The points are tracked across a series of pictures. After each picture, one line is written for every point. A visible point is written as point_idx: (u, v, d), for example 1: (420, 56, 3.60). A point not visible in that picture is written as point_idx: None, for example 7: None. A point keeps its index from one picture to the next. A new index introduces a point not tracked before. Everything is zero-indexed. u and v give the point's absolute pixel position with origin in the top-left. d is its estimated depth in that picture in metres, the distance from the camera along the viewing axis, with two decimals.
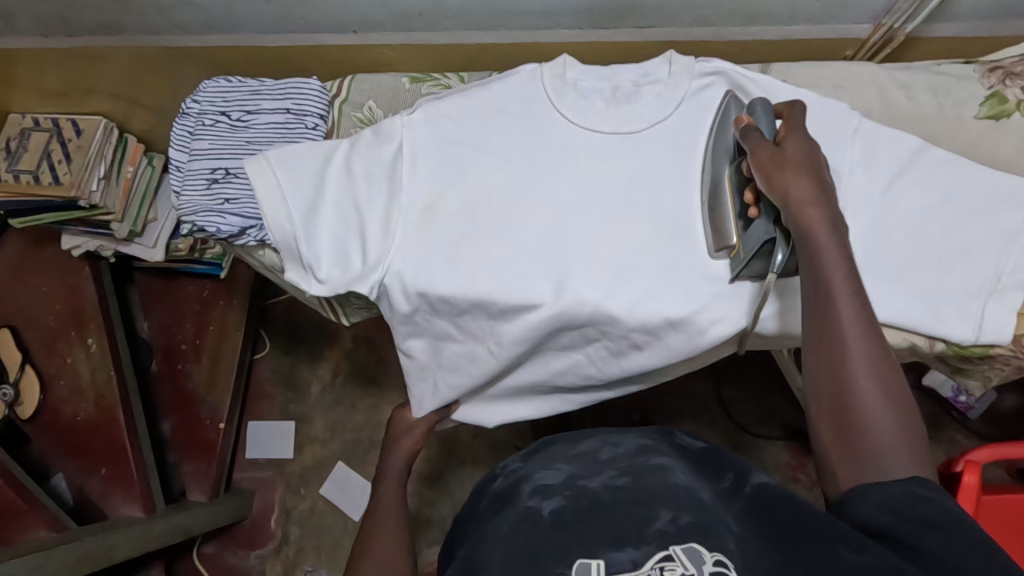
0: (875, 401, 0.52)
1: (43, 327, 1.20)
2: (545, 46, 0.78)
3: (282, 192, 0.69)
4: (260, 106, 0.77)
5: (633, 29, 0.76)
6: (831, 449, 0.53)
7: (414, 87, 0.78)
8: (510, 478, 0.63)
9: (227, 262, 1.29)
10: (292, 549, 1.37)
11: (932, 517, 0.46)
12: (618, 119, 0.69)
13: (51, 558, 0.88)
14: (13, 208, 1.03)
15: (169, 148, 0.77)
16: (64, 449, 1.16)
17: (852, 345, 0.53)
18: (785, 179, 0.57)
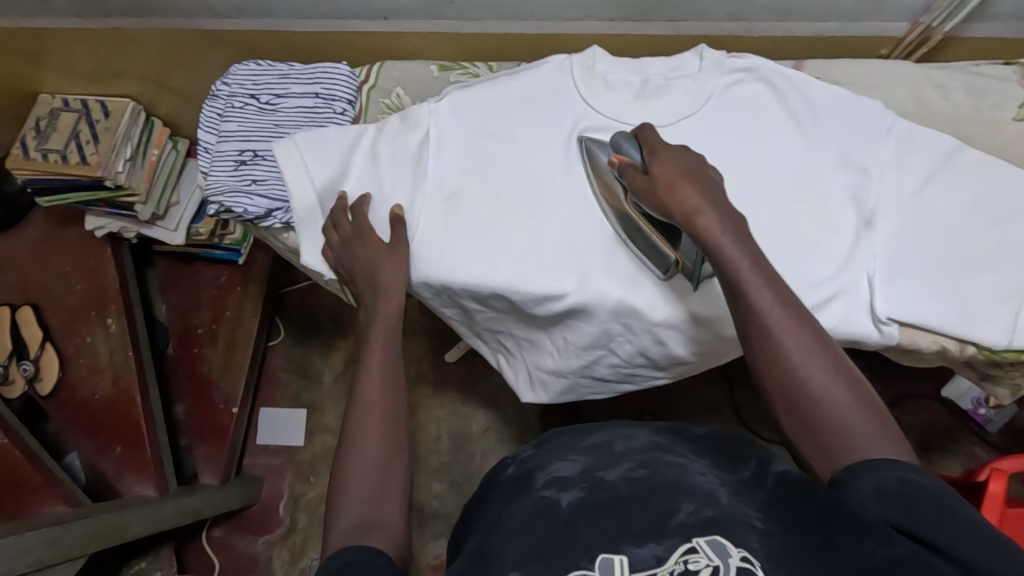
0: (822, 388, 0.54)
1: (64, 307, 1.22)
2: (575, 38, 0.78)
3: (309, 173, 0.69)
4: (289, 90, 0.77)
5: (664, 22, 0.75)
6: (805, 445, 0.54)
7: (443, 76, 0.79)
8: (522, 466, 0.63)
9: (245, 247, 1.32)
10: (299, 536, 1.38)
11: (935, 505, 0.46)
12: (646, 111, 0.69)
13: (67, 533, 0.89)
14: (40, 187, 1.04)
15: (198, 130, 0.78)
16: (82, 427, 1.17)
17: (786, 341, 0.55)
18: (683, 193, 0.58)
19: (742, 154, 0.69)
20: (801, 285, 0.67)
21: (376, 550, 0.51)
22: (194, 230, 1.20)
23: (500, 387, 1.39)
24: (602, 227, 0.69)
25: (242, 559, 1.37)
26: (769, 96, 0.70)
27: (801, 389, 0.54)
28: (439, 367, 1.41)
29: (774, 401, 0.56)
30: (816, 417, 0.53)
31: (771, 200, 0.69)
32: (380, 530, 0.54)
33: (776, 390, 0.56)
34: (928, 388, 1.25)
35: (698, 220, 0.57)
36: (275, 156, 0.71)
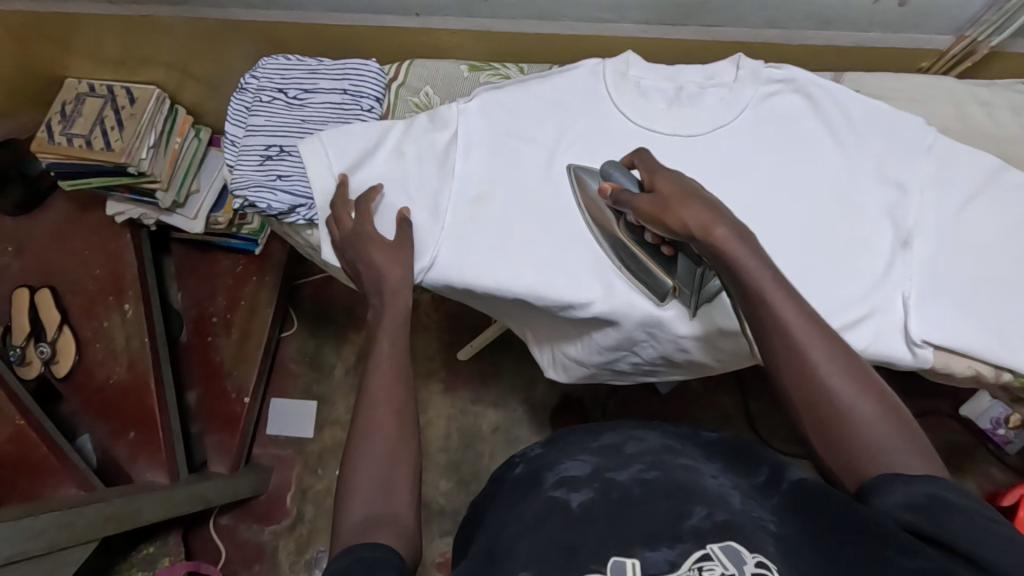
0: (852, 398, 0.51)
1: (82, 291, 1.23)
2: (609, 40, 0.77)
3: (330, 166, 0.69)
4: (317, 86, 0.77)
5: (700, 27, 0.74)
6: (833, 458, 0.52)
7: (473, 76, 0.78)
8: (531, 465, 0.62)
9: (262, 238, 1.33)
10: (306, 528, 1.38)
11: (970, 519, 0.43)
12: (679, 119, 0.68)
13: (80, 516, 0.89)
14: (63, 170, 1.05)
15: (226, 122, 0.77)
16: (96, 411, 1.18)
17: (811, 352, 0.52)
18: (680, 211, 0.54)
19: (774, 165, 0.68)
20: (830, 303, 0.66)
21: (387, 545, 0.51)
22: (212, 219, 1.21)
23: (511, 387, 1.39)
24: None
25: (248, 547, 1.38)
26: (806, 108, 0.69)
27: (827, 401, 0.52)
28: (451, 364, 1.41)
29: (799, 413, 0.54)
30: (843, 429, 0.51)
31: (801, 213, 0.68)
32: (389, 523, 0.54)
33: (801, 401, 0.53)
34: (946, 406, 1.23)
35: (703, 230, 0.53)
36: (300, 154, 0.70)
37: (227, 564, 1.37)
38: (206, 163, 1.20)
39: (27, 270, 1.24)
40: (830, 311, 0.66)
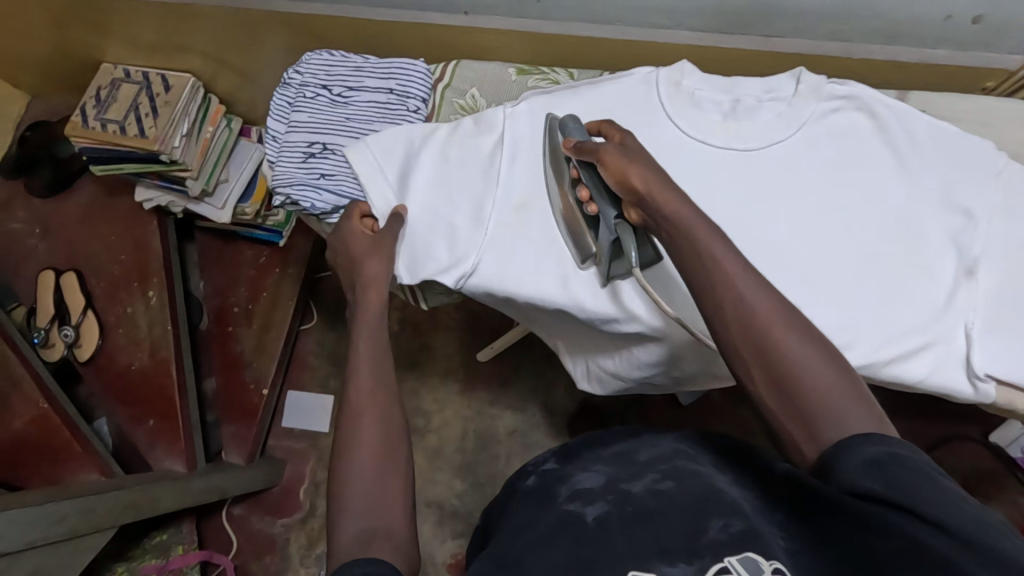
0: (801, 352, 0.48)
1: (107, 276, 1.23)
2: (663, 47, 0.75)
3: (378, 169, 0.70)
4: (363, 83, 0.77)
5: (758, 37, 0.72)
6: (781, 415, 0.48)
7: (521, 79, 0.77)
8: (544, 478, 0.61)
9: (287, 230, 1.32)
10: (317, 522, 1.38)
11: (931, 482, 0.41)
12: (736, 134, 0.66)
13: (101, 503, 0.89)
14: (96, 155, 1.05)
15: (268, 117, 0.78)
16: (116, 396, 1.18)
17: (757, 302, 0.49)
18: (632, 174, 0.55)
19: (827, 186, 0.67)
20: (886, 332, 0.64)
21: (386, 561, 0.50)
22: (240, 209, 1.20)
23: (530, 391, 1.38)
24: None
25: (259, 539, 1.38)
26: (866, 128, 0.68)
27: (771, 353, 0.48)
28: (470, 365, 1.40)
29: (748, 371, 0.49)
30: (796, 388, 0.47)
31: (855, 236, 0.66)
32: (383, 538, 0.53)
33: (749, 359, 0.49)
34: (976, 432, 1.21)
35: (658, 194, 0.54)
36: (344, 153, 0.72)
37: (238, 554, 1.37)
38: (236, 153, 1.20)
39: (52, 253, 1.25)
40: (886, 340, 0.64)
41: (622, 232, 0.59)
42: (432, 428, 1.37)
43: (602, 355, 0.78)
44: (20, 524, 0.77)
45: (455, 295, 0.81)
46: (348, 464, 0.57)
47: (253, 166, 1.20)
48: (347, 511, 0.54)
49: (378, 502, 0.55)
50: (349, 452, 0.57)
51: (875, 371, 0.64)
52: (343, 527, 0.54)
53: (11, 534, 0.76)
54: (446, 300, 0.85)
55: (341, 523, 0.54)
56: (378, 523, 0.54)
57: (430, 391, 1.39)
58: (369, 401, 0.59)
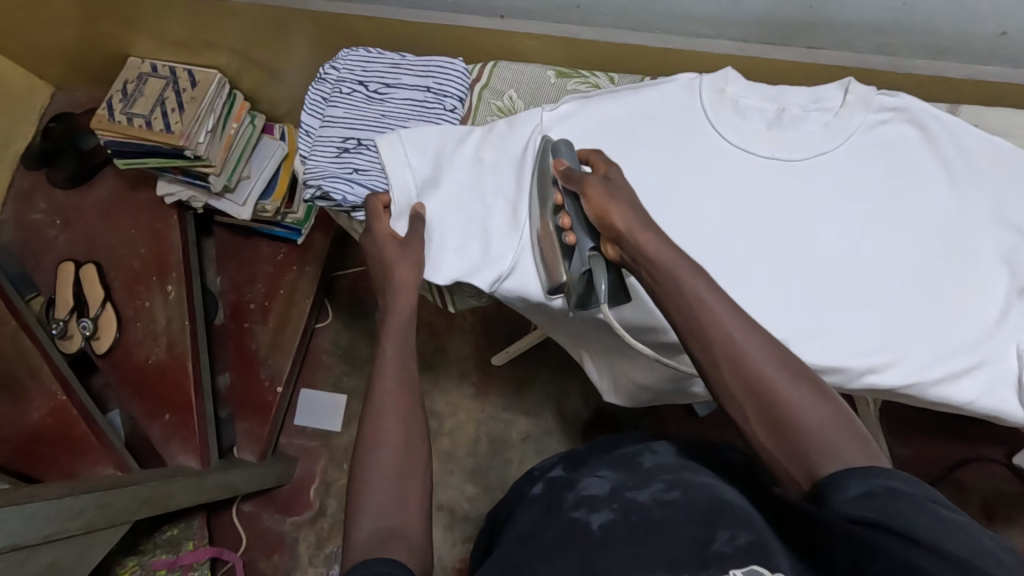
0: (793, 389, 0.48)
1: (126, 269, 1.23)
2: (701, 56, 0.74)
3: (409, 167, 0.70)
4: (400, 81, 0.78)
5: (803, 48, 0.72)
6: (780, 454, 0.48)
7: (560, 82, 0.78)
8: (550, 485, 0.64)
9: (305, 228, 1.31)
10: (327, 522, 1.37)
11: (930, 512, 0.39)
12: (778, 144, 0.66)
13: (119, 498, 0.89)
14: (121, 149, 1.05)
15: (302, 112, 0.79)
16: (133, 390, 1.17)
17: (744, 340, 0.50)
18: (612, 211, 0.57)
19: (873, 199, 0.66)
20: (935, 350, 0.63)
21: (401, 562, 0.50)
22: (261, 206, 1.20)
23: (544, 397, 1.36)
24: (726, 259, 0.66)
25: (268, 536, 1.37)
26: (914, 140, 0.67)
27: (764, 391, 0.48)
28: (485, 368, 1.40)
29: (742, 411, 0.49)
30: (787, 422, 0.47)
31: (902, 251, 0.65)
32: (401, 540, 0.53)
33: (737, 393, 0.49)
34: (1000, 454, 1.19)
35: (637, 235, 0.55)
36: (376, 146, 0.72)
37: (247, 551, 1.37)
38: (259, 150, 1.19)
39: (72, 244, 1.25)
40: (938, 358, 0.63)
41: (594, 263, 0.61)
42: (445, 431, 1.37)
43: (632, 369, 0.79)
44: (38, 519, 0.76)
45: (484, 298, 0.81)
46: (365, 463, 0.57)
47: (275, 163, 1.19)
48: (363, 509, 0.54)
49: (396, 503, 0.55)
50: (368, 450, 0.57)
51: (922, 389, 0.63)
52: (359, 525, 0.54)
53: (29, 527, 0.75)
54: (473, 304, 0.85)
55: (357, 520, 0.54)
56: (393, 523, 0.54)
57: (444, 393, 1.38)
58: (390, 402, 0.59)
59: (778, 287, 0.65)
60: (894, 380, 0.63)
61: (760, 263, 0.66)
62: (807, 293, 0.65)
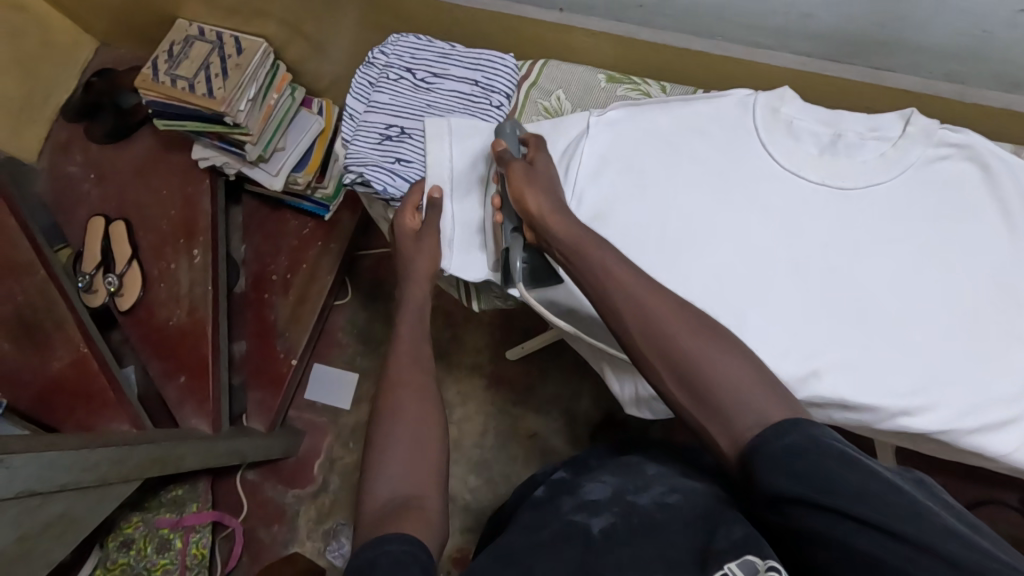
0: (704, 351, 0.53)
1: (156, 231, 1.24)
2: (760, 68, 0.74)
3: (451, 158, 0.76)
4: (448, 72, 0.81)
5: (869, 69, 0.71)
6: (697, 414, 0.52)
7: (610, 87, 0.80)
8: (553, 488, 0.61)
9: (333, 205, 1.31)
10: (328, 498, 1.38)
11: (848, 468, 0.42)
12: (830, 170, 0.66)
13: (133, 455, 0.90)
14: (162, 110, 1.05)
15: (348, 95, 0.83)
16: (152, 350, 1.18)
17: (660, 310, 0.55)
18: (526, 196, 0.65)
19: (922, 235, 0.65)
20: (973, 399, 0.62)
21: (416, 538, 0.51)
22: (293, 177, 1.20)
23: (556, 396, 1.36)
24: (767, 282, 0.66)
25: (269, 506, 1.38)
26: (974, 177, 0.66)
27: (677, 356, 0.53)
28: (499, 361, 1.39)
29: (660, 377, 0.55)
30: (708, 390, 0.51)
31: (950, 290, 0.64)
32: (418, 510, 0.54)
33: (664, 367, 0.54)
34: (1013, 498, 1.16)
35: (546, 216, 0.64)
36: (424, 137, 0.77)
37: (248, 518, 1.38)
38: (295, 122, 1.19)
39: (104, 199, 1.27)
40: (977, 406, 0.62)
41: (510, 241, 0.71)
42: (452, 420, 1.37)
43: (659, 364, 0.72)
44: (55, 467, 0.77)
45: (509, 299, 0.83)
46: (387, 432, 0.61)
47: (310, 139, 1.20)
48: (380, 476, 0.58)
49: (414, 468, 0.59)
50: (390, 423, 0.61)
51: (955, 437, 0.63)
52: (375, 494, 0.56)
53: (46, 475, 0.76)
54: (497, 305, 0.86)
55: (372, 487, 0.57)
56: (409, 491, 0.57)
57: (455, 382, 1.38)
58: (407, 377, 0.66)
59: (817, 317, 0.65)
60: (928, 425, 0.63)
61: (798, 291, 0.66)
62: (851, 322, 0.64)
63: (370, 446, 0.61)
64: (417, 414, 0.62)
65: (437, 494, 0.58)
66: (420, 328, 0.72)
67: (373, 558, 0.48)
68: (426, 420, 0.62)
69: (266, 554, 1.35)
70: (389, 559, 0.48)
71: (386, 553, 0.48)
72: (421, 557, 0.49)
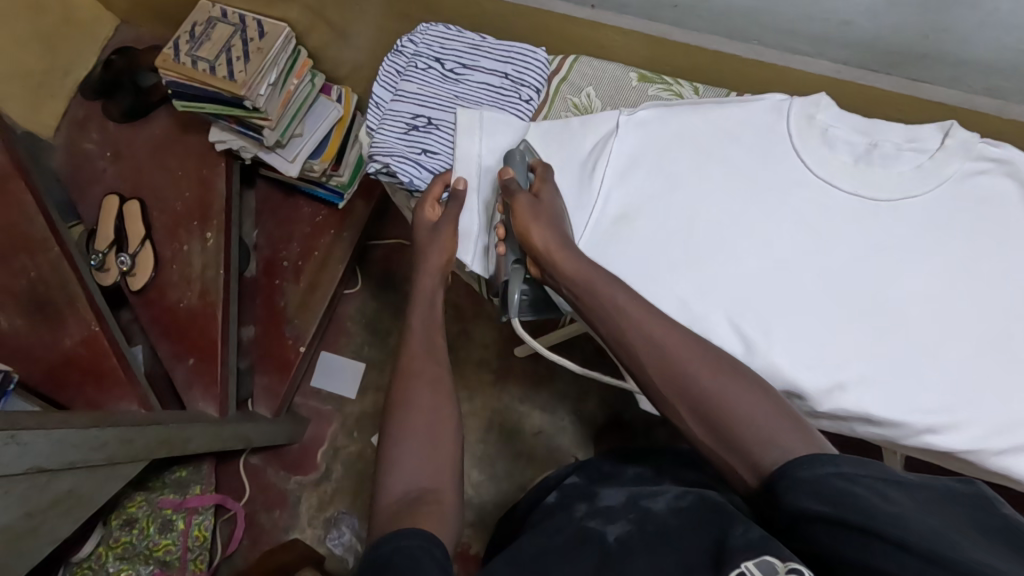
0: (725, 388, 0.53)
1: (170, 211, 1.23)
2: (793, 74, 0.76)
3: (480, 152, 0.75)
4: (478, 63, 0.81)
5: (906, 79, 0.72)
6: (722, 452, 0.52)
7: (641, 86, 0.80)
8: (563, 495, 0.66)
9: (348, 193, 1.30)
10: (330, 486, 1.38)
11: (876, 494, 0.41)
12: (864, 179, 0.65)
13: (141, 436, 0.90)
14: (182, 91, 1.04)
15: (375, 83, 0.83)
16: (162, 330, 1.18)
17: (676, 347, 0.56)
18: (531, 235, 0.65)
19: (955, 250, 0.64)
20: (1005, 420, 0.61)
21: (430, 534, 0.50)
22: (310, 164, 1.20)
23: (563, 395, 1.35)
24: (793, 291, 0.66)
25: (271, 492, 1.39)
26: (1013, 195, 0.64)
27: (698, 392, 0.53)
28: (507, 357, 1.39)
29: (681, 416, 0.55)
30: (728, 427, 0.51)
31: (984, 308, 0.63)
32: (433, 506, 0.54)
33: (680, 402, 0.54)
34: None
35: (551, 251, 0.64)
36: (453, 128, 0.77)
37: (250, 502, 1.39)
38: (315, 109, 1.18)
39: (120, 178, 1.26)
40: (1004, 428, 0.61)
41: (511, 274, 0.72)
42: None
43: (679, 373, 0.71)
44: (65, 445, 0.77)
45: None
46: (402, 427, 0.61)
47: (329, 125, 1.19)
48: (395, 468, 0.58)
49: (427, 460, 0.59)
50: (403, 417, 0.61)
51: (982, 457, 0.62)
52: (389, 488, 0.57)
53: (56, 452, 0.76)
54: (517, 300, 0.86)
55: (387, 480, 0.58)
56: (425, 485, 0.57)
57: (462, 376, 1.38)
58: (419, 368, 0.65)
59: (845, 330, 0.64)
60: (957, 443, 0.62)
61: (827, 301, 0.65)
62: (878, 335, 0.64)
63: (384, 440, 0.61)
64: (430, 407, 0.62)
65: (449, 491, 0.58)
66: (432, 319, 0.71)
67: (389, 554, 0.48)
68: (438, 417, 0.62)
69: (266, 539, 1.36)
70: (405, 556, 0.48)
71: (399, 549, 0.48)
72: (436, 552, 0.49)
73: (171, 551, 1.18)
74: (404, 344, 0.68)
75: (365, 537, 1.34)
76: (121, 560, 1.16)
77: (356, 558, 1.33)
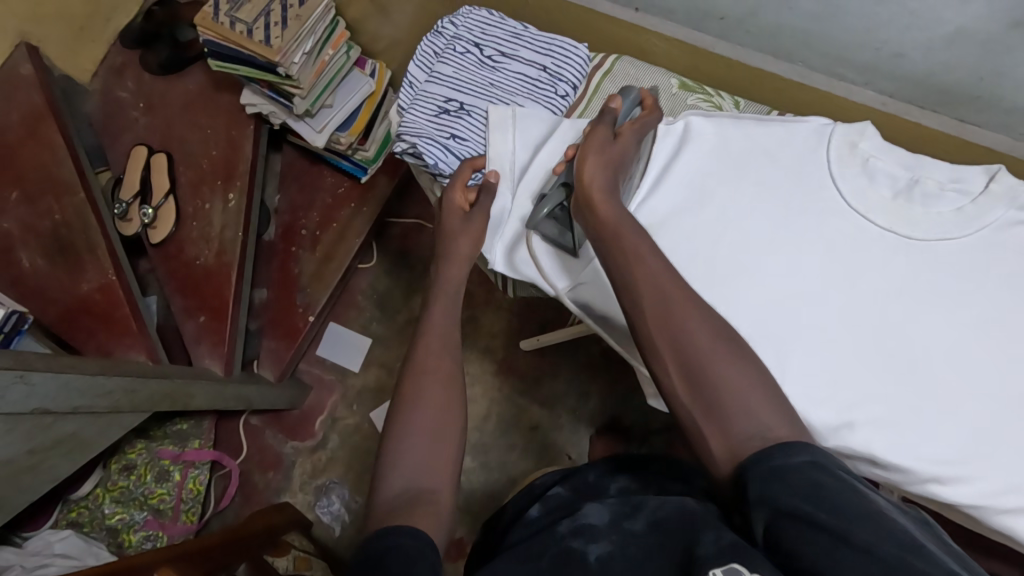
0: (716, 356, 0.54)
1: (196, 168, 1.24)
2: (837, 101, 0.75)
3: (516, 140, 0.74)
4: (517, 53, 0.80)
5: (952, 118, 0.70)
6: (698, 415, 0.53)
7: (682, 94, 0.78)
8: (549, 509, 0.70)
9: (371, 167, 1.29)
10: (325, 455, 1.40)
11: (851, 488, 0.43)
12: (900, 216, 0.64)
13: (143, 388, 0.90)
14: (219, 51, 1.04)
15: (411, 62, 0.81)
16: (178, 285, 1.19)
17: (672, 297, 0.56)
18: (586, 165, 0.63)
19: (985, 299, 0.62)
20: (1014, 478, 0.60)
21: (425, 534, 0.52)
22: (336, 137, 1.19)
23: (564, 393, 1.34)
24: (811, 323, 0.64)
25: (268, 453, 1.41)
26: None
27: (690, 353, 0.54)
28: (512, 349, 1.38)
29: (670, 378, 0.55)
30: (712, 393, 0.53)
31: (1007, 364, 0.61)
32: (426, 508, 0.56)
33: (671, 361, 0.55)
34: None
35: (593, 190, 0.61)
36: (487, 118, 0.75)
37: (246, 461, 1.42)
38: (348, 81, 1.18)
39: (150, 129, 1.27)
40: (1014, 488, 0.60)
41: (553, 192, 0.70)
42: None
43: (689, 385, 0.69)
44: (70, 390, 0.78)
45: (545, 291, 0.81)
46: (399, 423, 0.61)
47: (360, 99, 1.19)
48: (393, 467, 0.59)
49: (422, 459, 0.59)
50: (405, 413, 0.62)
51: (985, 515, 0.60)
52: (384, 485, 0.58)
53: (59, 396, 0.77)
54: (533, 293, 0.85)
55: (383, 481, 0.58)
56: (421, 485, 0.58)
57: (465, 360, 1.39)
58: (424, 363, 0.65)
59: (862, 367, 0.63)
60: (963, 497, 0.60)
61: (846, 328, 0.64)
62: (895, 380, 0.62)
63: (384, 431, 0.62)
64: (433, 406, 0.62)
65: (441, 489, 0.58)
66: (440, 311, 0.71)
67: (381, 554, 0.50)
68: (441, 419, 0.62)
69: (258, 498, 1.39)
70: (398, 553, 0.50)
71: (393, 548, 0.50)
72: (424, 552, 0.50)
73: (165, 500, 1.21)
74: (414, 336, 0.68)
75: (353, 508, 1.36)
76: (116, 503, 1.18)
77: (342, 528, 1.35)
